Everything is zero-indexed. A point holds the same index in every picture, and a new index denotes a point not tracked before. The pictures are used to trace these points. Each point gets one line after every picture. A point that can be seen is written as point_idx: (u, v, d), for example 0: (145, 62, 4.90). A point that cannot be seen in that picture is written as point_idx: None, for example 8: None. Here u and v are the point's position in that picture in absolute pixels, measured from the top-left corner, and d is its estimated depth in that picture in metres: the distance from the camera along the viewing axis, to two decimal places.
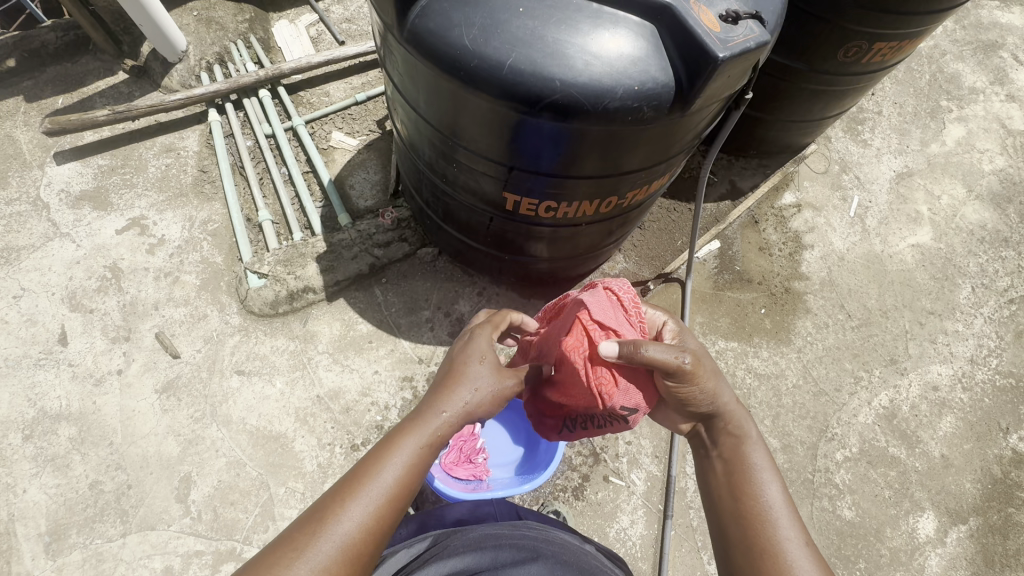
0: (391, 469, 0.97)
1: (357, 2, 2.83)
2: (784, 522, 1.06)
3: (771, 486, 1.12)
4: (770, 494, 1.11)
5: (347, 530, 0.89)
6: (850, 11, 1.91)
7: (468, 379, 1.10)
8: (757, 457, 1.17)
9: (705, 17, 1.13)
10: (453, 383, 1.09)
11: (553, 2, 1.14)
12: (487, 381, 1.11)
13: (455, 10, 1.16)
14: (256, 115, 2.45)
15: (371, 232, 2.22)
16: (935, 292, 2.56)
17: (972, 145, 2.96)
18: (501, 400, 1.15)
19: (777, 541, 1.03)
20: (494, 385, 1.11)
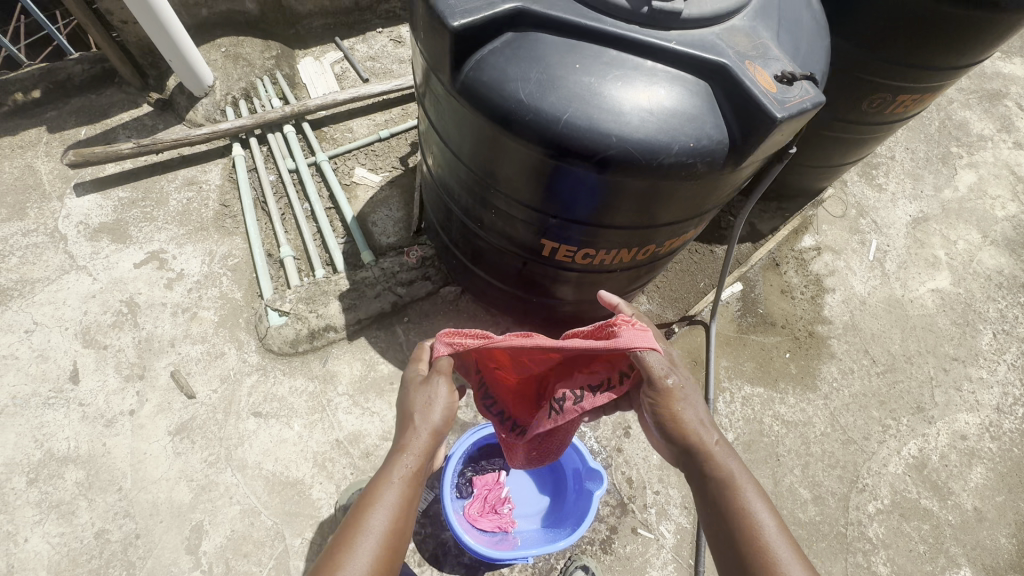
0: (380, 514, 1.03)
1: (380, 40, 2.86)
2: (783, 551, 1.02)
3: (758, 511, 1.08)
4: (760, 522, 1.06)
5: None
6: (875, 65, 1.97)
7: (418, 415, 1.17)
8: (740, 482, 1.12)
9: (762, 78, 1.13)
10: (408, 422, 1.17)
11: (609, 59, 1.14)
12: (437, 405, 1.19)
13: (510, 64, 1.15)
14: (279, 149, 2.44)
15: (395, 270, 2.20)
16: (958, 338, 2.55)
17: (984, 191, 3.00)
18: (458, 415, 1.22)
19: (783, 572, 0.99)
20: (447, 406, 1.19)
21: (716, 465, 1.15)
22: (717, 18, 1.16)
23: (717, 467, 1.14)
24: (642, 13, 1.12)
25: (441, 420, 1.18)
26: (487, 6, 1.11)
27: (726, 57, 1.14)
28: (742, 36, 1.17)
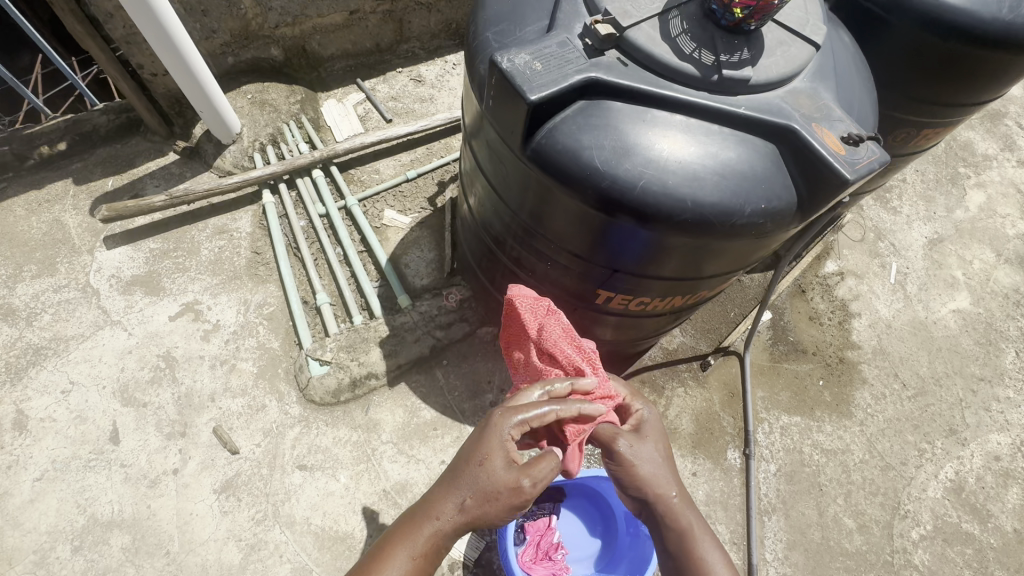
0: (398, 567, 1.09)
1: (401, 80, 2.89)
2: None
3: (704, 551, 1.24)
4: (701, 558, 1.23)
5: None
6: (899, 102, 2.02)
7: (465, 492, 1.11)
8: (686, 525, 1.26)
9: (830, 140, 1.16)
10: (457, 487, 1.13)
11: (680, 124, 1.17)
12: (489, 493, 1.11)
13: (582, 132, 1.17)
14: (309, 195, 2.44)
15: (433, 314, 2.21)
16: (982, 358, 2.60)
17: (994, 210, 3.08)
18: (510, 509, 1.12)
19: None
20: (500, 500, 1.11)
21: (671, 518, 1.27)
22: (782, 81, 1.19)
23: (676, 518, 1.26)
24: (712, 80, 1.15)
25: (490, 510, 1.11)
26: (561, 78, 1.13)
27: (793, 120, 1.17)
28: (805, 97, 1.20)
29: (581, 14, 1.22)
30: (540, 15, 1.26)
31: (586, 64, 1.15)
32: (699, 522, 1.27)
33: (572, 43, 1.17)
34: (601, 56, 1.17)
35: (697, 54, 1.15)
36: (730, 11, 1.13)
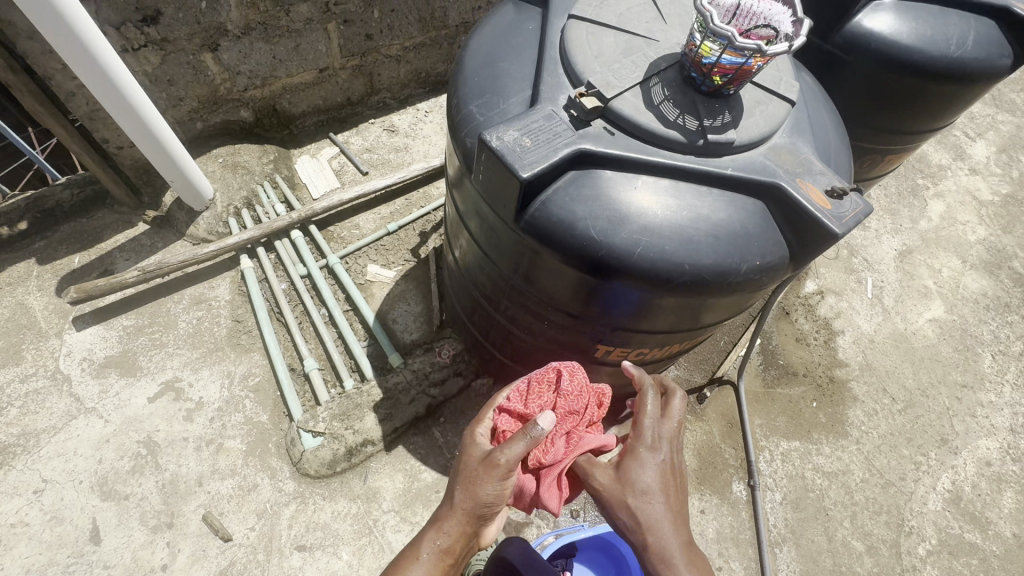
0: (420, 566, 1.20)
1: (374, 131, 2.89)
2: None
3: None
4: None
5: None
6: (861, 132, 2.09)
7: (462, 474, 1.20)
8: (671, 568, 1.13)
9: (815, 194, 1.18)
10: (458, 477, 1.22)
11: (670, 189, 1.18)
12: (478, 471, 1.18)
13: (575, 203, 1.17)
14: (289, 256, 2.39)
15: (427, 371, 2.15)
16: (962, 365, 2.68)
17: (954, 218, 3.23)
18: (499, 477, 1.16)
19: None
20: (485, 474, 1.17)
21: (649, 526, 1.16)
22: (764, 139, 1.22)
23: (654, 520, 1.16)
24: (698, 144, 1.17)
25: (485, 492, 1.17)
26: (551, 152, 1.14)
27: (778, 177, 1.20)
28: (786, 153, 1.23)
29: (564, 85, 1.23)
30: (521, 87, 1.27)
31: (573, 136, 1.16)
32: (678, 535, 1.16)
33: (558, 116, 1.18)
34: (588, 126, 1.18)
35: (681, 119, 1.17)
36: (710, 78, 1.16)
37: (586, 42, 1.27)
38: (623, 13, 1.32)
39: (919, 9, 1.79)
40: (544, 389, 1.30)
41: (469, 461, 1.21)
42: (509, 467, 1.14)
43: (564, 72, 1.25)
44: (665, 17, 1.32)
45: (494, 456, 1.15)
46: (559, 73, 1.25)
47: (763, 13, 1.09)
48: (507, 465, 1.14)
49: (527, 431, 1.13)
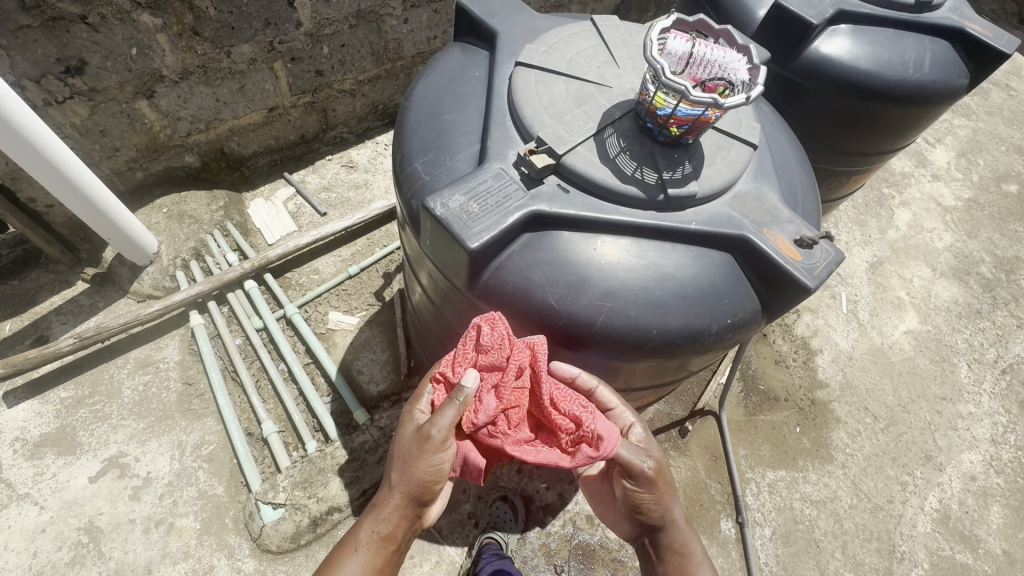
0: (362, 549, 1.21)
1: (331, 168, 2.77)
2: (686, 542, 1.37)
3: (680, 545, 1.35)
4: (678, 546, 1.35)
5: None
6: (820, 155, 2.05)
7: (399, 454, 1.18)
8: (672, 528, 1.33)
9: (784, 245, 1.12)
10: (396, 459, 1.19)
11: (633, 249, 1.10)
12: (412, 452, 1.15)
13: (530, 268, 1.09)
14: (243, 309, 2.25)
15: (394, 427, 2.03)
16: (940, 377, 2.67)
17: (921, 226, 3.24)
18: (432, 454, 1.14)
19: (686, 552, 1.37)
20: (420, 454, 1.14)
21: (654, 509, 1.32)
22: (727, 189, 1.15)
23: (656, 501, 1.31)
24: (659, 199, 1.09)
25: (422, 472, 1.16)
26: (501, 216, 1.05)
27: (744, 229, 1.13)
28: (751, 200, 1.16)
29: (513, 140, 1.15)
30: (468, 143, 1.18)
31: (524, 197, 1.08)
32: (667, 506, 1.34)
33: (508, 175, 1.09)
34: (540, 184, 1.09)
35: (639, 173, 1.09)
36: (667, 129, 1.09)
37: (535, 91, 1.19)
38: (573, 58, 1.24)
39: (874, 31, 1.76)
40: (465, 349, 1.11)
41: (401, 445, 1.19)
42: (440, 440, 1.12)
43: (513, 125, 1.17)
44: (618, 60, 1.25)
45: (425, 434, 1.12)
46: (508, 126, 1.16)
47: (719, 60, 1.02)
48: (439, 434, 1.12)
49: (456, 397, 1.08)
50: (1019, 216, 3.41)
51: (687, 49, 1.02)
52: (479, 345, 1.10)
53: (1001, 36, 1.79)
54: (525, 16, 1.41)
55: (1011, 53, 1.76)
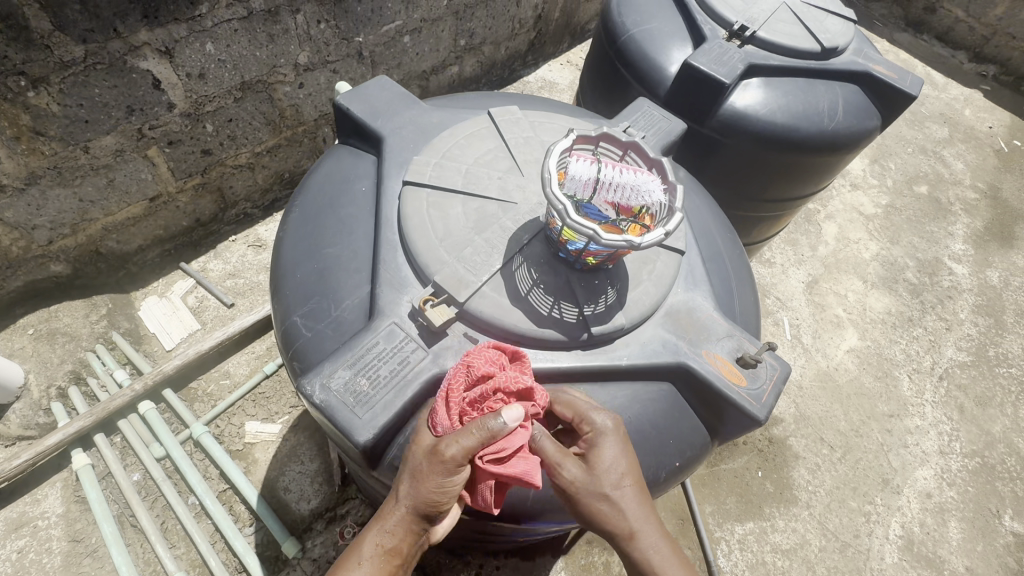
0: None
1: (236, 250, 2.48)
2: None
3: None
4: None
5: None
6: (741, 204, 1.96)
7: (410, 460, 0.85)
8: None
9: (725, 368, 1.00)
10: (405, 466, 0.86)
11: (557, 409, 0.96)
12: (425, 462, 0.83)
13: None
14: (139, 436, 1.94)
15: (330, 555, 1.85)
16: (885, 393, 2.70)
17: (848, 238, 3.32)
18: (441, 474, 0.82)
19: None
20: (435, 472, 0.82)
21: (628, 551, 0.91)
22: (657, 308, 1.02)
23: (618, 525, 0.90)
24: (582, 339, 0.95)
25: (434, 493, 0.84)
26: (398, 390, 0.87)
27: (681, 354, 1.01)
28: (684, 315, 1.04)
29: (408, 281, 0.98)
30: (356, 287, 1.00)
31: (426, 358, 0.90)
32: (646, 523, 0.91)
33: (404, 330, 0.92)
34: (443, 337, 0.92)
35: (557, 311, 0.95)
36: (582, 258, 0.94)
37: (428, 217, 1.02)
38: (471, 168, 1.08)
39: (788, 82, 1.71)
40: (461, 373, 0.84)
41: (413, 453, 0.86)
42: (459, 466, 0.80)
43: (406, 261, 1.00)
44: (521, 165, 1.10)
45: (440, 451, 0.81)
46: (400, 264, 0.99)
47: (631, 181, 0.89)
48: (454, 463, 0.81)
49: (481, 426, 0.79)
50: (933, 217, 3.56)
51: (593, 174, 0.89)
52: (466, 378, 0.84)
53: (906, 77, 1.79)
54: (414, 110, 1.24)
55: (918, 94, 1.76)
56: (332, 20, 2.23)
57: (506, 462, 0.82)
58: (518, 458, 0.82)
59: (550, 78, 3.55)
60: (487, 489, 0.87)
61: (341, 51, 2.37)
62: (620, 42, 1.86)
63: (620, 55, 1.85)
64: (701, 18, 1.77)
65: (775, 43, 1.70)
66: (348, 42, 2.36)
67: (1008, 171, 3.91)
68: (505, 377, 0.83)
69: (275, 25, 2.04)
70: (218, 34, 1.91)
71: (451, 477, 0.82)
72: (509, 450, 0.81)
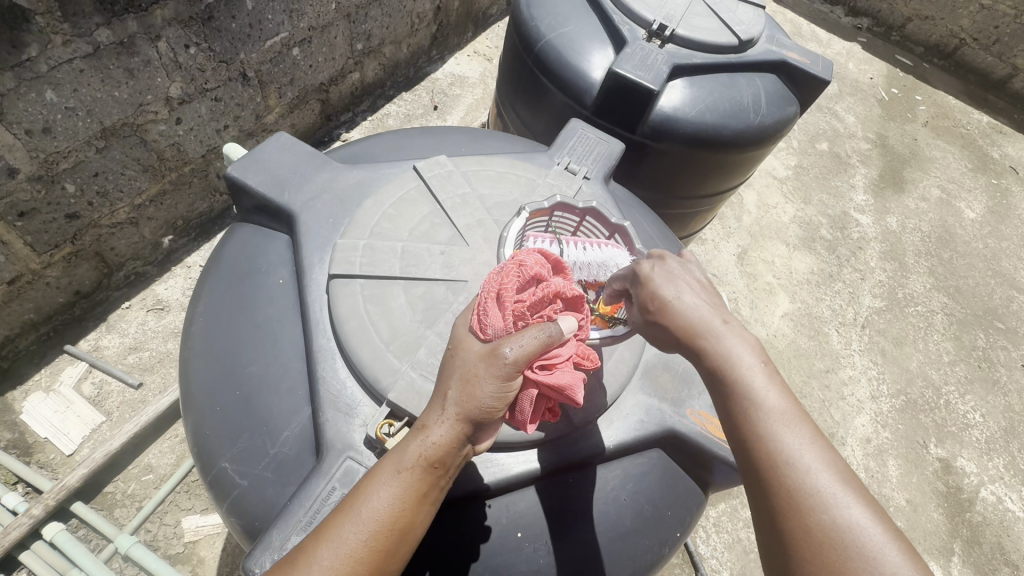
0: (376, 495, 0.70)
1: (133, 317, 2.12)
2: (777, 411, 0.77)
3: (815, 468, 0.73)
4: (818, 469, 0.73)
5: (329, 556, 0.66)
6: (672, 202, 1.88)
7: (461, 356, 0.74)
8: (801, 429, 0.76)
9: (712, 423, 0.99)
10: (454, 363, 0.74)
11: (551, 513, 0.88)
12: (481, 354, 0.73)
13: (452, 556, 0.84)
14: (55, 564, 1.60)
15: None
16: (819, 350, 2.88)
17: (768, 204, 3.45)
18: (499, 374, 0.71)
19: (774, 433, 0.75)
20: (492, 362, 0.71)
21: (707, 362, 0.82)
22: (636, 374, 0.98)
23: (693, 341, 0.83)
24: (566, 427, 0.89)
25: (487, 396, 0.71)
26: None
27: (665, 419, 0.97)
28: (664, 374, 1.00)
29: (357, 401, 0.83)
30: (294, 411, 0.85)
31: None
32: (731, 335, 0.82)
33: (363, 464, 0.79)
34: None
35: None
36: None
37: (367, 316, 0.87)
38: (407, 245, 0.94)
39: (711, 80, 1.67)
40: (512, 279, 0.81)
41: (466, 355, 0.74)
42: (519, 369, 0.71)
43: (350, 374, 0.85)
44: (464, 232, 0.97)
45: (499, 351, 0.71)
46: (344, 380, 0.85)
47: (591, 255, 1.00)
48: (513, 368, 0.71)
49: (540, 329, 0.73)
50: (835, 171, 3.73)
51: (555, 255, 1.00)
52: (519, 278, 0.82)
53: (817, 62, 1.81)
54: (325, 173, 1.05)
55: (830, 78, 1.79)
56: (203, 43, 1.91)
57: (552, 371, 0.77)
58: (565, 369, 0.78)
59: (459, 72, 3.30)
60: (528, 399, 0.77)
61: (220, 76, 2.05)
62: (536, 49, 1.73)
63: (538, 63, 1.73)
64: (618, 18, 1.68)
65: (695, 40, 1.65)
66: (227, 64, 2.05)
67: (891, 118, 4.14)
68: (561, 283, 0.83)
69: (132, 58, 1.71)
70: (58, 79, 1.58)
71: (507, 380, 0.71)
72: (559, 359, 0.78)
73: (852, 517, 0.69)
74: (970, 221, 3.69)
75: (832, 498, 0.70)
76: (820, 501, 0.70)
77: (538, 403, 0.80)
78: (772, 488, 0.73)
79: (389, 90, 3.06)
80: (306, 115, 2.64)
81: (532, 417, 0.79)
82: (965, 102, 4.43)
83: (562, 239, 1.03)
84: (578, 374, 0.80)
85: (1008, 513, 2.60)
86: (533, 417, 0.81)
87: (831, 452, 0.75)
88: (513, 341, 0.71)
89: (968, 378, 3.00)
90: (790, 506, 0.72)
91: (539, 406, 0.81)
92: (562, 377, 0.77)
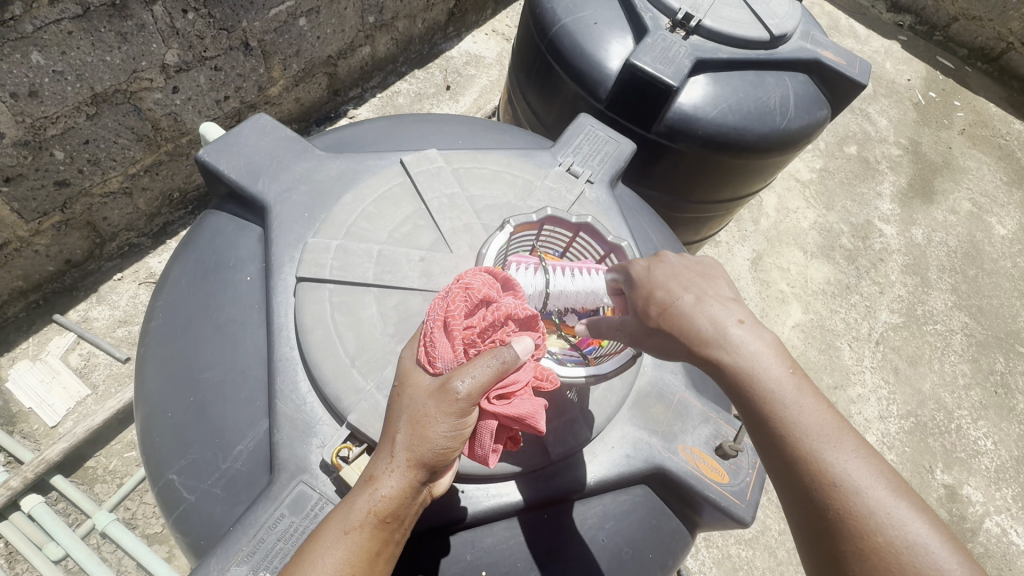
0: (331, 551, 0.66)
1: (123, 289, 2.08)
2: (811, 417, 0.72)
3: (863, 478, 0.69)
4: (866, 481, 0.68)
5: None
6: (682, 206, 1.78)
7: (408, 399, 0.71)
8: (845, 441, 0.71)
9: (703, 462, 0.94)
10: (402, 407, 0.71)
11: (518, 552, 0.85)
12: (428, 395, 0.70)
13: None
14: (33, 536, 1.61)
15: None
16: (829, 365, 2.78)
17: (788, 208, 3.30)
18: (448, 415, 0.68)
19: (811, 440, 0.71)
20: (441, 405, 0.68)
21: (729, 368, 0.76)
22: (624, 406, 0.94)
23: (711, 348, 0.76)
24: (542, 464, 0.86)
25: (437, 440, 0.68)
26: None
27: (654, 455, 0.93)
28: (655, 405, 0.96)
29: (318, 420, 0.78)
30: (248, 425, 0.79)
31: None
32: (750, 334, 0.77)
33: (316, 491, 0.73)
34: None
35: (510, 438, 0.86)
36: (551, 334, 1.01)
37: (334, 327, 0.81)
38: (383, 248, 0.87)
39: (736, 77, 1.55)
40: (458, 303, 0.76)
41: (414, 393, 0.71)
42: (473, 404, 0.68)
43: (312, 388, 0.80)
44: (449, 237, 0.90)
45: (450, 386, 0.68)
46: (304, 395, 0.79)
47: (578, 282, 0.94)
48: (467, 402, 0.68)
49: (494, 355, 0.68)
50: (861, 177, 3.55)
51: (540, 284, 0.94)
52: (466, 303, 0.77)
53: (854, 62, 1.67)
54: (305, 161, 0.97)
55: (867, 81, 1.65)
56: (202, 9, 1.82)
57: (509, 400, 0.72)
58: (523, 398, 0.72)
59: (475, 51, 3.16)
60: (487, 432, 0.72)
61: (221, 44, 1.96)
62: (551, 34, 1.62)
63: (552, 49, 1.62)
64: (640, 4, 1.55)
65: (722, 33, 1.52)
66: (228, 32, 1.95)
67: (926, 124, 3.93)
68: (511, 303, 0.77)
69: (125, 21, 1.63)
70: (45, 40, 1.51)
71: (457, 422, 0.68)
72: (517, 387, 0.72)
73: (913, 528, 0.66)
74: (1000, 238, 3.52)
75: (890, 512, 0.67)
76: (879, 519, 0.66)
77: (498, 435, 0.75)
78: (823, 509, 0.69)
79: (401, 67, 2.94)
80: (312, 89, 2.54)
81: (493, 450, 0.74)
82: (1006, 110, 4.19)
83: (548, 266, 0.96)
84: (539, 400, 0.75)
85: (1012, 545, 2.51)
86: (496, 450, 0.75)
87: (876, 458, 0.70)
88: (461, 379, 0.68)
89: (982, 403, 2.88)
90: (845, 525, 0.67)
91: (500, 435, 0.76)
92: (524, 403, 0.72)
